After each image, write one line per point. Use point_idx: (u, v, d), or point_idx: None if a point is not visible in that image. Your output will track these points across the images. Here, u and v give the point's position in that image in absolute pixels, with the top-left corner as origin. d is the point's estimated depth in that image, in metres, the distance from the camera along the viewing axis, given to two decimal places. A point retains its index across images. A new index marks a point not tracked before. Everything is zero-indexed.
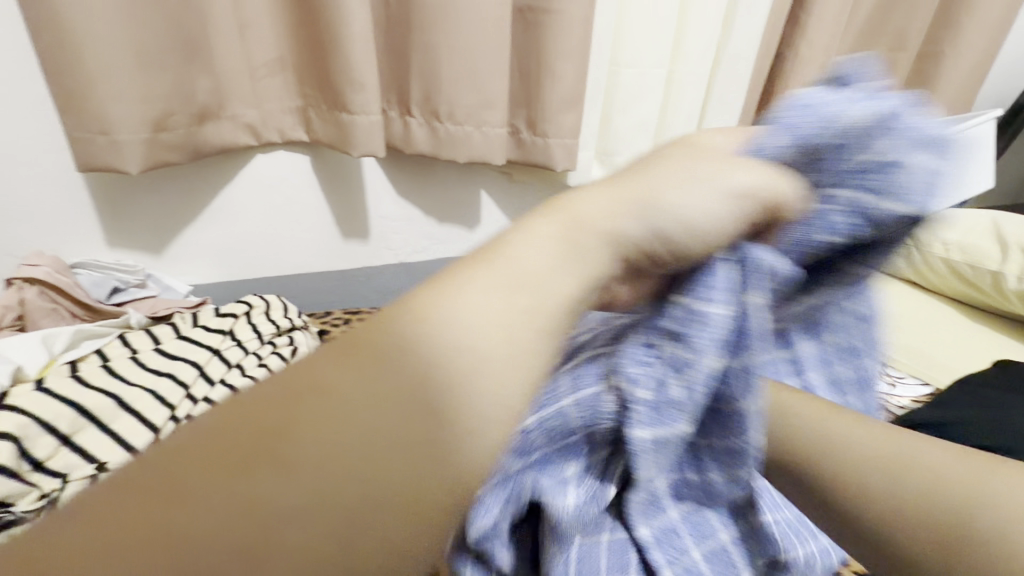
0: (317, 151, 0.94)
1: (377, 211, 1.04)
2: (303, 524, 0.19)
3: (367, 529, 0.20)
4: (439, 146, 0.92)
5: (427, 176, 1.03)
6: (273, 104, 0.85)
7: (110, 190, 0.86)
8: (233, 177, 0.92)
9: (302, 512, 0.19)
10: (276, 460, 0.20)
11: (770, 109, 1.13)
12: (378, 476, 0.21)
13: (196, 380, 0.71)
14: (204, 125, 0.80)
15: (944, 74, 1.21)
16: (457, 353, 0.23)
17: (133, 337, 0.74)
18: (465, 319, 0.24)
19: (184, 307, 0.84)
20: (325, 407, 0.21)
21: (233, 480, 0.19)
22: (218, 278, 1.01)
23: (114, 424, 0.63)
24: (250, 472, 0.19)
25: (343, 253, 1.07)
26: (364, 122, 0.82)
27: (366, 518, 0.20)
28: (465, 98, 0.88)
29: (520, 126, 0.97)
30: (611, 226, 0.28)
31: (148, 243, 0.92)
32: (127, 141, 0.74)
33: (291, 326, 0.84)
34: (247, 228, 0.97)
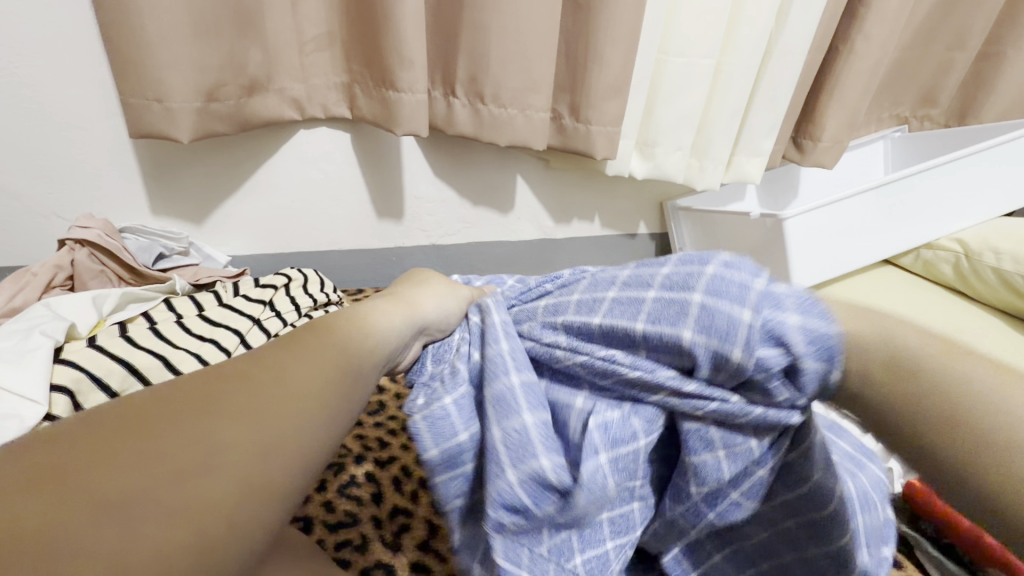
0: (359, 128, 0.94)
1: (413, 192, 1.04)
2: (156, 512, 0.24)
3: (209, 489, 0.26)
4: (482, 128, 0.92)
5: (465, 159, 1.03)
6: (319, 79, 0.85)
7: (157, 159, 0.88)
8: (275, 151, 0.93)
9: (110, 503, 0.24)
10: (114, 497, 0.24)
11: (819, 107, 1.09)
12: (193, 472, 0.26)
13: (237, 348, 0.71)
14: (252, 97, 0.81)
15: (1003, 77, 1.17)
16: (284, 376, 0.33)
17: (178, 302, 0.76)
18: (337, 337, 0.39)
19: (225, 276, 0.86)
20: (143, 447, 0.26)
21: (79, 502, 0.23)
22: (256, 250, 1.02)
23: None
24: (100, 484, 0.24)
25: (377, 232, 1.08)
26: (411, 100, 0.82)
27: (205, 482, 0.26)
28: (511, 80, 0.87)
29: (562, 112, 0.96)
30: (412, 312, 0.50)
31: (190, 212, 0.94)
32: (179, 109, 0.75)
33: (327, 300, 0.85)
34: (286, 203, 0.99)
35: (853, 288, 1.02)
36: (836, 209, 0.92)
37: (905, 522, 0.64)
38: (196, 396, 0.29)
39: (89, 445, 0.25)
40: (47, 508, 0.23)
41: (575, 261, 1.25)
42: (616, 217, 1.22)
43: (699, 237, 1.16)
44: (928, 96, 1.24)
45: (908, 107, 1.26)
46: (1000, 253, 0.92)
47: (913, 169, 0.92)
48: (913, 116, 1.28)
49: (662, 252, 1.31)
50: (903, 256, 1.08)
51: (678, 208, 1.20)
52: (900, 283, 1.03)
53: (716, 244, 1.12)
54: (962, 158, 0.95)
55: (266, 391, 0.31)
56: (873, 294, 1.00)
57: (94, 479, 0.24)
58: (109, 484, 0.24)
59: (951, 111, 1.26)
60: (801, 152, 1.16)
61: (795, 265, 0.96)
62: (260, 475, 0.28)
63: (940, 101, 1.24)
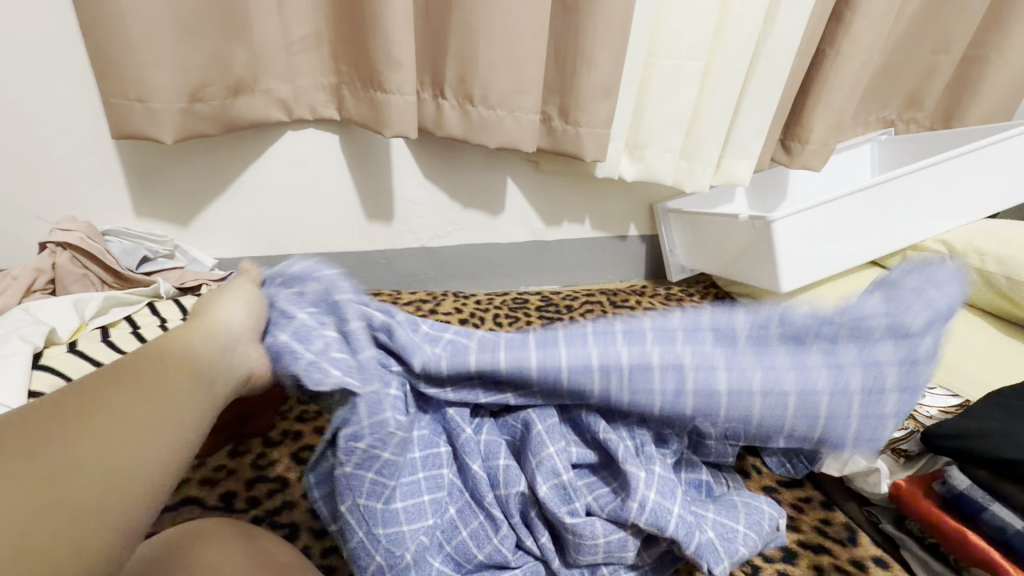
0: (347, 130, 0.93)
1: (402, 193, 1.03)
2: (83, 503, 0.31)
3: (119, 476, 0.33)
4: (471, 130, 0.91)
5: (455, 161, 1.02)
6: (306, 80, 0.84)
7: (141, 161, 0.87)
8: (262, 153, 0.92)
9: (56, 501, 0.30)
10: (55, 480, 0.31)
11: (806, 110, 1.10)
12: (101, 465, 0.33)
13: None
14: (238, 98, 0.80)
15: (987, 81, 1.18)
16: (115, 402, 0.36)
17: (162, 306, 0.74)
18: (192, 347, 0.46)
19: (211, 279, 0.85)
20: (52, 461, 0.31)
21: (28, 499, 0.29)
22: (243, 253, 1.01)
23: None
24: (36, 479, 0.30)
25: (367, 234, 1.07)
26: (399, 102, 0.81)
27: (114, 469, 0.33)
28: (500, 82, 0.86)
29: (552, 114, 0.96)
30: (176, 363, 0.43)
31: (176, 214, 0.93)
32: (162, 109, 0.74)
33: None
34: (274, 205, 0.98)
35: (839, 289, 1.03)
36: (824, 211, 0.93)
37: (890, 522, 0.65)
38: (75, 407, 0.35)
39: (11, 459, 0.30)
40: (30, 520, 0.29)
41: (566, 263, 1.25)
42: (606, 219, 1.22)
43: (689, 239, 1.17)
44: (913, 99, 1.25)
45: (894, 110, 1.28)
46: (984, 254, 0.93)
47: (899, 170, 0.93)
48: (899, 118, 1.29)
49: (653, 254, 1.31)
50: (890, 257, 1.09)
51: (668, 210, 1.20)
52: None
53: (707, 246, 1.12)
54: (946, 161, 0.96)
55: (92, 401, 0.36)
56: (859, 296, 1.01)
57: (28, 488, 0.29)
58: (51, 489, 0.30)
59: (936, 113, 1.28)
60: (789, 155, 1.17)
61: (784, 267, 0.96)
62: (129, 465, 0.34)
63: (926, 104, 1.25)
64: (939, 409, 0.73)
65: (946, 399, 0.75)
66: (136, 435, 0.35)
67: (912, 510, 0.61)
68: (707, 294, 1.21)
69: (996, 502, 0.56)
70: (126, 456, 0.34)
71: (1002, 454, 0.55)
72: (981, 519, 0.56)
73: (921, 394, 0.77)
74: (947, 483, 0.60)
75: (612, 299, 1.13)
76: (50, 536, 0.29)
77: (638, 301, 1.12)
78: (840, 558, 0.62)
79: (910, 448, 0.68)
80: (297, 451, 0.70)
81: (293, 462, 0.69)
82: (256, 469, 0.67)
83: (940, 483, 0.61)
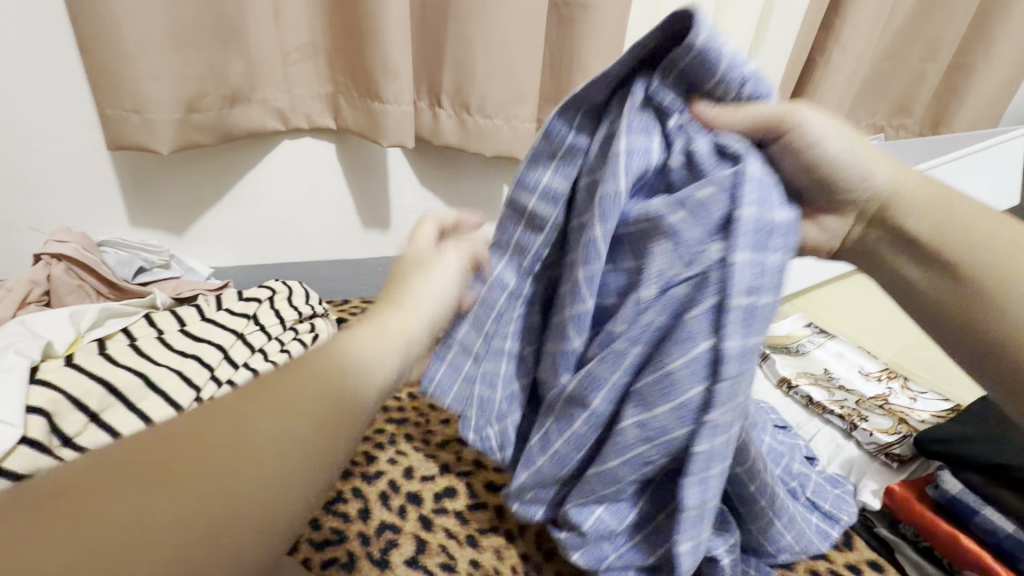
0: (343, 139, 0.93)
1: (399, 201, 1.04)
2: (177, 506, 0.27)
3: (258, 501, 0.30)
4: (468, 138, 0.92)
5: (451, 169, 1.03)
6: (303, 89, 0.84)
7: (137, 171, 0.86)
8: (258, 162, 0.92)
9: (181, 497, 0.27)
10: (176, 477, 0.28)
11: None
12: (231, 471, 0.29)
13: (221, 363, 0.70)
14: (235, 107, 0.80)
15: (973, 88, 1.20)
16: (335, 384, 0.36)
17: (159, 317, 0.74)
18: (352, 354, 0.39)
19: (208, 290, 0.84)
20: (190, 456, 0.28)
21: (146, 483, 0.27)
22: (239, 262, 1.01)
23: (142, 403, 0.62)
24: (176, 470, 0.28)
25: (364, 242, 1.07)
26: (396, 111, 0.82)
27: (260, 492, 0.30)
28: (497, 91, 0.87)
29: (547, 122, 0.97)
30: (405, 334, 0.44)
31: (172, 224, 0.93)
32: (159, 120, 0.74)
33: (313, 313, 0.84)
34: (270, 214, 0.98)
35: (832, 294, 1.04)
36: None
37: (885, 525, 0.63)
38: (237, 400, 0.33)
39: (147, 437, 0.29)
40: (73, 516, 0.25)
41: None
42: None
43: None
44: (902, 106, 1.27)
45: (883, 116, 1.30)
46: None
47: None
48: (888, 125, 1.31)
49: None
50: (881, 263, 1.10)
51: None
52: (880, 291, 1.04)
53: None
54: (936, 168, 0.98)
55: (323, 380, 0.36)
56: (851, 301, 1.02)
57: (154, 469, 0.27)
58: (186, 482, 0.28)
59: (924, 120, 1.30)
60: None
61: None
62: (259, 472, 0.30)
63: (914, 111, 1.27)
64: (931, 413, 0.75)
65: (936, 403, 0.77)
66: (270, 435, 0.32)
67: (910, 515, 0.61)
68: None
69: (990, 505, 0.56)
70: (263, 453, 0.31)
71: (1005, 462, 0.56)
72: (974, 522, 0.56)
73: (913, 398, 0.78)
74: (939, 487, 0.60)
75: None
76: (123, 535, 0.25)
77: None
78: (835, 562, 0.60)
79: (903, 452, 0.69)
80: None
81: None
82: None
83: (933, 486, 0.61)
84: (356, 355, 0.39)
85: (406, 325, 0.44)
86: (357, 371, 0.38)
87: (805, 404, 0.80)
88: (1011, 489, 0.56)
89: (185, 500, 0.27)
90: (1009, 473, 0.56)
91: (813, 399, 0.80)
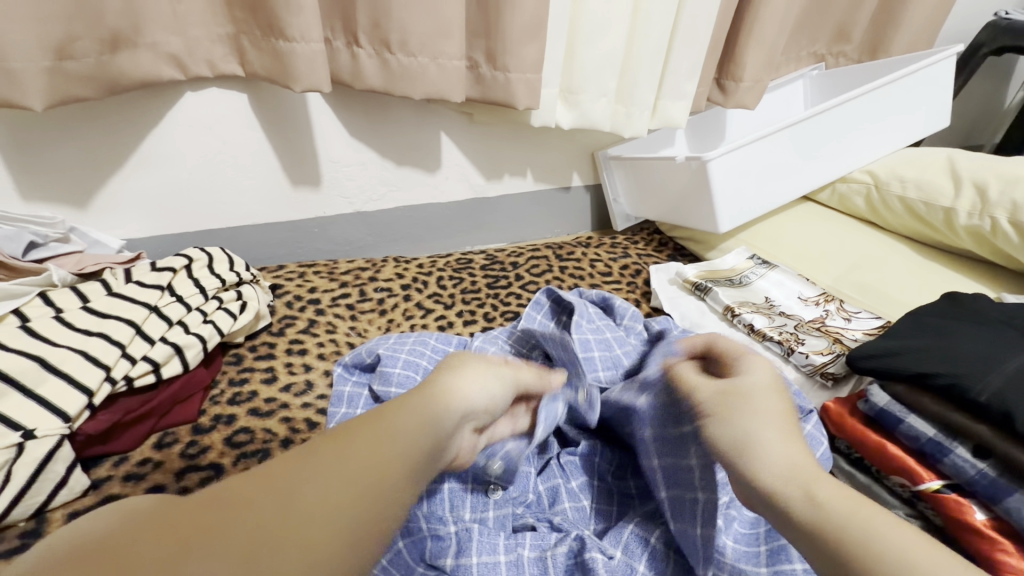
0: (253, 86, 0.85)
1: (328, 155, 0.97)
2: (294, 534, 0.29)
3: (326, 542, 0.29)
4: (393, 81, 0.85)
5: (380, 114, 0.96)
6: (199, 31, 0.75)
7: (15, 136, 0.76)
8: (159, 118, 0.83)
9: (275, 537, 0.28)
10: (299, 525, 0.29)
11: (738, 46, 1.09)
12: (294, 544, 0.28)
13: (134, 339, 0.65)
14: (117, 53, 0.70)
15: (909, 10, 1.19)
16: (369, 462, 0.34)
17: (57, 295, 0.67)
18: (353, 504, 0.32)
19: (116, 263, 0.77)
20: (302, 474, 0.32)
21: (233, 540, 0.27)
22: (155, 232, 0.93)
23: (41, 389, 0.57)
24: (251, 524, 0.28)
25: (294, 202, 1.00)
26: (305, 50, 0.74)
27: (329, 532, 0.30)
28: (417, 24, 0.80)
29: (479, 60, 0.90)
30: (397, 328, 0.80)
31: (69, 195, 0.83)
32: (24, 70, 0.64)
33: (238, 280, 0.80)
34: (182, 176, 0.89)
35: (775, 225, 1.05)
36: (757, 149, 0.93)
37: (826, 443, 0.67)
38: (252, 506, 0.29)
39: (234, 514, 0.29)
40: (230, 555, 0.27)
41: (510, 220, 1.22)
42: (547, 171, 1.19)
43: (631, 187, 1.16)
44: (842, 32, 1.26)
45: (824, 44, 1.28)
46: (904, 181, 0.97)
47: (825, 106, 0.93)
48: (829, 53, 1.31)
49: (598, 204, 1.30)
50: (820, 192, 1.10)
51: (609, 157, 1.18)
52: (815, 222, 1.04)
53: (648, 192, 1.12)
54: (871, 91, 0.97)
55: (383, 451, 0.35)
56: (794, 230, 1.03)
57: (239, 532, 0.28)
58: (264, 533, 0.28)
59: (863, 46, 1.29)
60: (724, 94, 1.16)
61: (721, 206, 0.96)
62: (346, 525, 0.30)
63: (853, 37, 1.26)
64: (864, 331, 0.78)
65: (869, 322, 0.79)
66: (296, 540, 0.28)
67: (842, 430, 0.64)
68: (652, 241, 1.19)
69: (914, 414, 0.58)
70: (348, 506, 0.31)
71: (927, 371, 0.57)
72: (899, 431, 0.58)
73: (849, 318, 0.81)
74: (868, 402, 0.62)
75: (559, 252, 1.11)
76: (283, 548, 0.28)
77: (584, 254, 1.10)
78: None
79: (837, 371, 0.71)
80: (231, 436, 0.67)
81: (225, 446, 0.66)
82: (186, 458, 0.64)
83: (863, 401, 0.63)
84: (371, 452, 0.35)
85: (385, 452, 0.35)
86: (420, 432, 0.38)
87: (747, 331, 0.82)
88: (931, 394, 0.57)
89: (324, 515, 0.30)
90: (929, 381, 0.57)
91: (754, 327, 0.81)
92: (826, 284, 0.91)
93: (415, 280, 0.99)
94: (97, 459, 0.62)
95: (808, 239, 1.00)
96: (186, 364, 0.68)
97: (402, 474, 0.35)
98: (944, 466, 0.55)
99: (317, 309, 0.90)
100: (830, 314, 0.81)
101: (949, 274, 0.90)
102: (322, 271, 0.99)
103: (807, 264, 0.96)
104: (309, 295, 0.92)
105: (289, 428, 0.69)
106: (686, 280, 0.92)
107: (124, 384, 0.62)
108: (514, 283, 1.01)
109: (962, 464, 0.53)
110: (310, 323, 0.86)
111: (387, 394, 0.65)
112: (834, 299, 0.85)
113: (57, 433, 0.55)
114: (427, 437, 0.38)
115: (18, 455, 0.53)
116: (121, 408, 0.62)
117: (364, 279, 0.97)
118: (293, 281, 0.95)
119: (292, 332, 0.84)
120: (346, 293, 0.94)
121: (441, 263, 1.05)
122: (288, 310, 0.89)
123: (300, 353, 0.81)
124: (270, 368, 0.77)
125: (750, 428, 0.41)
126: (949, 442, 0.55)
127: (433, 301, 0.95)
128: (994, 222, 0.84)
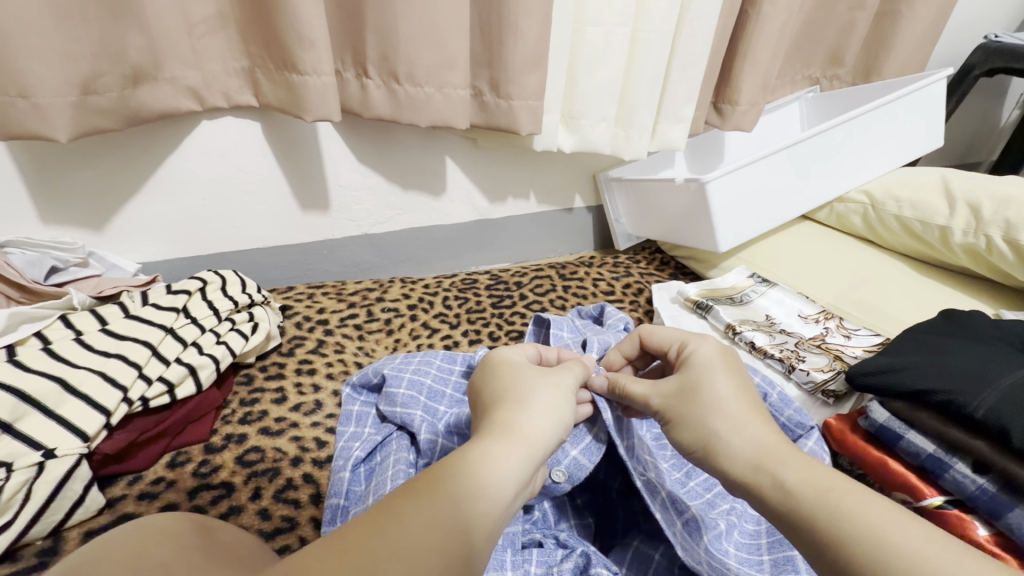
0: (267, 115, 0.89)
1: (338, 180, 1.00)
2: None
3: None
4: (400, 110, 0.88)
5: (388, 140, 0.99)
6: (216, 64, 0.79)
7: (39, 166, 0.80)
8: (176, 146, 0.86)
9: None
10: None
11: (734, 72, 1.13)
12: None
13: (150, 360, 0.67)
14: (138, 88, 0.74)
15: (900, 35, 1.22)
16: (436, 522, 0.34)
17: (76, 318, 0.69)
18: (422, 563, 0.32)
19: (133, 286, 0.80)
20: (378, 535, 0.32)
21: None
22: (169, 255, 0.96)
23: (60, 409, 0.59)
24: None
25: (304, 225, 1.03)
26: (316, 83, 0.77)
27: None
28: (424, 57, 0.84)
29: (483, 88, 0.94)
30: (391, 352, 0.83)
31: (89, 220, 0.87)
32: (51, 105, 0.68)
33: (250, 302, 0.82)
34: (197, 202, 0.92)
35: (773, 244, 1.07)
36: (754, 170, 0.95)
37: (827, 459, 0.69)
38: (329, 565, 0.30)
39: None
40: None
41: (513, 241, 1.25)
42: (550, 192, 1.21)
43: (632, 207, 1.19)
44: (835, 56, 1.30)
45: (818, 67, 1.33)
46: (900, 201, 0.99)
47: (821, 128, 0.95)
48: (823, 75, 1.35)
49: (600, 224, 1.33)
50: (818, 211, 1.13)
51: (610, 178, 1.21)
52: (815, 240, 1.06)
53: (649, 212, 1.14)
54: (866, 112, 1.00)
55: (449, 512, 0.35)
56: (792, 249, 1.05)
57: None
58: None
59: (857, 69, 1.33)
60: (721, 117, 1.19)
61: (720, 226, 0.98)
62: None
63: (846, 61, 1.30)
64: (864, 348, 0.79)
65: (868, 339, 0.80)
66: None
67: (843, 446, 0.65)
68: (653, 260, 1.21)
69: (913, 430, 0.59)
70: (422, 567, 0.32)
71: (923, 388, 0.57)
72: (900, 447, 0.60)
73: (849, 335, 0.82)
74: (869, 418, 0.63)
75: (562, 272, 1.13)
76: None
77: (587, 273, 1.12)
78: None
79: (837, 388, 0.72)
80: (242, 455, 0.68)
81: (237, 466, 0.67)
82: (199, 477, 0.65)
83: (863, 418, 0.64)
84: (442, 510, 0.35)
85: (456, 508, 0.35)
86: (488, 479, 0.38)
87: (748, 349, 0.83)
88: (928, 411, 0.58)
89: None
90: (925, 398, 0.57)
91: (755, 345, 0.82)
92: (826, 302, 0.92)
93: (421, 301, 1.01)
94: (113, 478, 0.63)
95: (807, 257, 1.02)
96: (199, 385, 0.69)
97: (478, 536, 0.35)
98: (945, 482, 0.56)
99: (325, 329, 0.92)
100: (829, 332, 0.83)
101: (947, 291, 0.91)
102: (330, 293, 1.01)
103: (806, 282, 0.97)
104: (318, 316, 0.94)
105: (299, 447, 0.70)
106: (687, 298, 0.94)
107: (140, 404, 0.64)
108: (518, 303, 1.03)
109: (962, 480, 0.54)
110: (319, 343, 0.88)
111: (394, 414, 0.67)
112: (834, 317, 0.86)
113: (75, 452, 0.57)
114: (513, 473, 0.39)
115: (38, 474, 0.55)
116: (137, 428, 0.64)
117: (372, 299, 0.99)
118: (302, 302, 0.97)
119: (302, 352, 0.86)
120: (354, 314, 0.96)
121: (446, 283, 1.07)
122: (298, 331, 0.91)
123: (309, 373, 0.82)
124: (281, 388, 0.79)
125: (708, 418, 0.46)
126: (948, 457, 0.56)
127: (439, 320, 0.97)
128: (989, 240, 0.86)
